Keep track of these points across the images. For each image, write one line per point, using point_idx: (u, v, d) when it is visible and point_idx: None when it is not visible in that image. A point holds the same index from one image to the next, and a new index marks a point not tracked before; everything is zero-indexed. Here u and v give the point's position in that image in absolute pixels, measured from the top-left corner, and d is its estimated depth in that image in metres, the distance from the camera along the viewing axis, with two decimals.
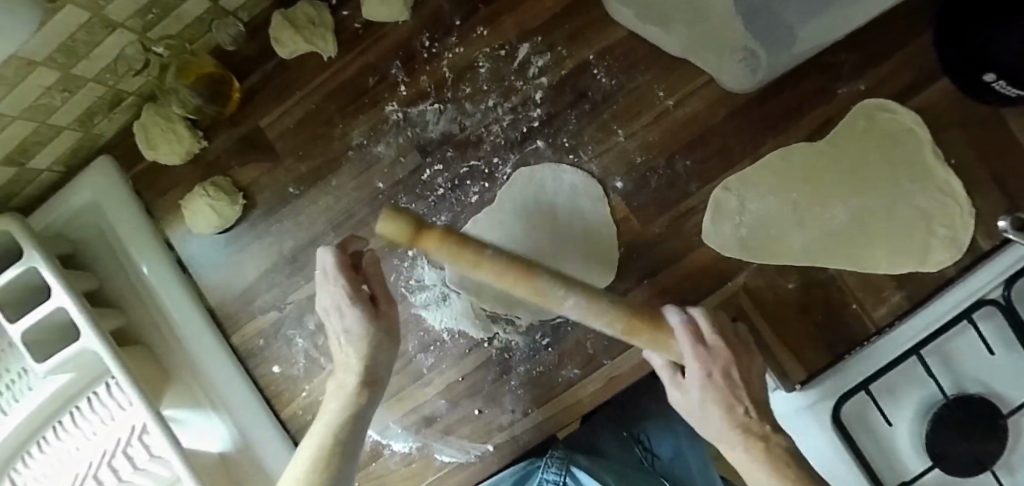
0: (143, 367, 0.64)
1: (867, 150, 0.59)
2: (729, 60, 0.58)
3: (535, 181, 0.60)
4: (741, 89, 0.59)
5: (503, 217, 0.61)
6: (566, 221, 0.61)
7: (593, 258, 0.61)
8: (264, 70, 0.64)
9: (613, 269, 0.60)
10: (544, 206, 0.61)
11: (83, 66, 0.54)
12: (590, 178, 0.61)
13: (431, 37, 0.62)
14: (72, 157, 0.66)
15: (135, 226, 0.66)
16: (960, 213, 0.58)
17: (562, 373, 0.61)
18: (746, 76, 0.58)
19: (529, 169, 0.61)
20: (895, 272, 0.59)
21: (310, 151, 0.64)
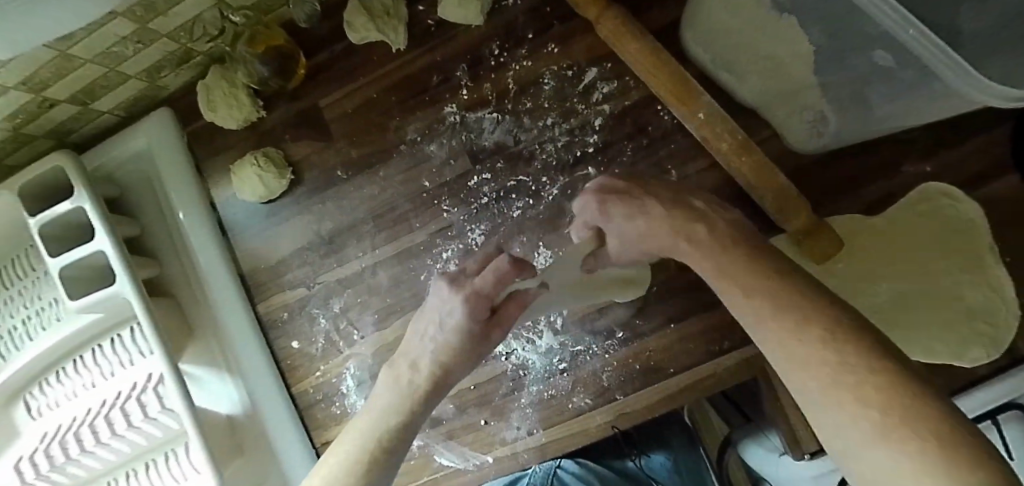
0: (169, 320, 0.65)
1: (920, 234, 0.58)
2: (797, 120, 0.57)
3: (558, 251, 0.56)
4: (805, 150, 0.58)
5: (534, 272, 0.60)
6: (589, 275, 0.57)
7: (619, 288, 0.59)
8: (332, 50, 0.65)
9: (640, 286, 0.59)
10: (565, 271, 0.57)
11: (159, 22, 0.56)
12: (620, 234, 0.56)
13: (501, 46, 0.62)
14: (135, 104, 0.68)
15: (182, 182, 0.68)
16: (1009, 315, 0.57)
17: (572, 400, 0.62)
18: (814, 138, 0.57)
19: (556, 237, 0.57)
20: (927, 361, 0.58)
21: (363, 138, 0.64)
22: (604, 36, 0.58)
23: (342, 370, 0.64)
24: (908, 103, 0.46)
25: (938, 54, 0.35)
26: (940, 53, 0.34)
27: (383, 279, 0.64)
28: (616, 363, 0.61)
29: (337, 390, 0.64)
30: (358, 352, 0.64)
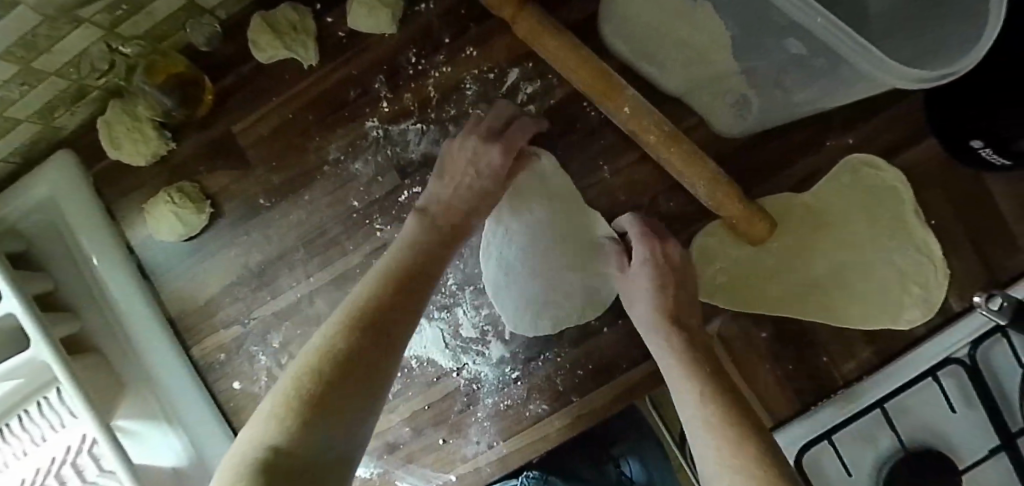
0: (96, 377, 0.61)
1: (850, 205, 0.59)
2: (721, 105, 0.58)
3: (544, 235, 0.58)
4: (730, 134, 0.58)
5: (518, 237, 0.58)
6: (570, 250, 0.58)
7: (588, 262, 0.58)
8: (240, 72, 0.61)
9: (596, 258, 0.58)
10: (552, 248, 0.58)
11: (44, 60, 0.50)
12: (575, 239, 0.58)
13: (418, 53, 0.60)
14: (30, 149, 0.62)
15: (96, 228, 0.63)
16: (935, 274, 0.59)
17: (529, 407, 0.60)
18: (740, 120, 0.57)
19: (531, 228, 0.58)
20: (866, 327, 0.59)
21: (284, 162, 0.61)
22: (522, 36, 0.56)
23: None
24: (824, 84, 0.47)
25: (848, 40, 0.35)
26: (853, 42, 0.35)
27: (321, 307, 0.61)
28: (568, 365, 0.60)
29: None
30: None
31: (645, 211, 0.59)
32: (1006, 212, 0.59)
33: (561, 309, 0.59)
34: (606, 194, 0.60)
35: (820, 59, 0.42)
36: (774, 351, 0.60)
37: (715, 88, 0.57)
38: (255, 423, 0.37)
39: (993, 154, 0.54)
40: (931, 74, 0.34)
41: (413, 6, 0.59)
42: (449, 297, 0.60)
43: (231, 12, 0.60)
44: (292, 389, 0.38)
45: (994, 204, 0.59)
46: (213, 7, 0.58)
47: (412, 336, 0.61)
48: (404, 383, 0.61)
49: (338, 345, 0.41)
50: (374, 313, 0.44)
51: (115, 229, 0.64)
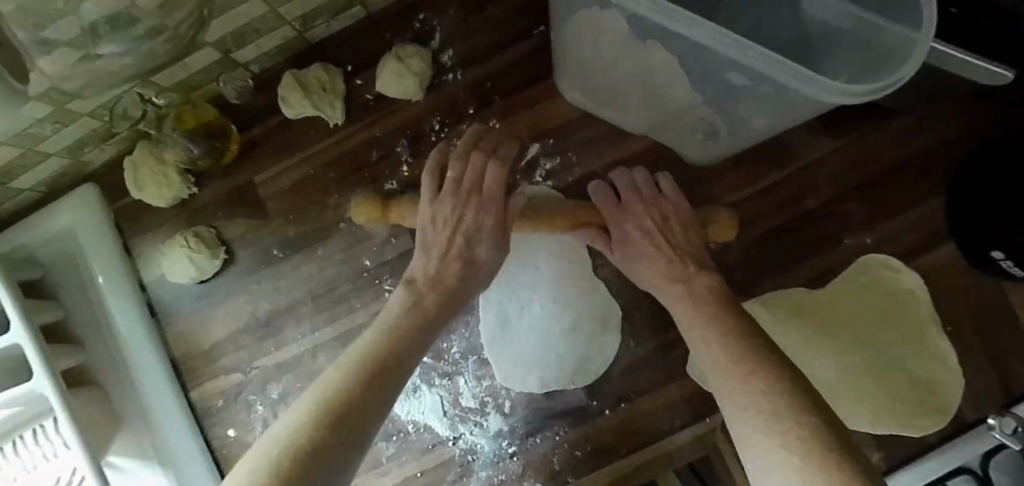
0: (93, 412, 0.60)
1: (864, 307, 0.58)
2: (689, 139, 0.56)
3: (557, 299, 0.59)
4: (703, 159, 0.58)
5: (537, 299, 0.59)
6: (575, 328, 0.59)
7: (590, 335, 0.59)
8: (267, 125, 0.62)
9: (603, 337, 0.59)
10: (564, 324, 0.59)
11: (80, 103, 0.52)
12: (593, 282, 0.60)
13: (442, 120, 0.61)
14: (57, 180, 0.63)
15: (112, 262, 0.64)
16: (948, 382, 0.57)
17: (523, 484, 0.59)
18: (709, 153, 0.57)
19: (552, 265, 0.59)
20: (877, 432, 0.58)
21: (301, 216, 0.62)
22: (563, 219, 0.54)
23: None
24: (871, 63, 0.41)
25: (781, 67, 0.36)
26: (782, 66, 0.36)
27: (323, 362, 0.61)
28: (566, 444, 0.59)
29: None
30: None
31: (656, 295, 0.59)
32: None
33: (564, 367, 0.58)
34: (617, 275, 0.60)
35: (767, 88, 0.41)
36: None
37: (677, 135, 0.56)
38: (259, 454, 0.32)
39: (1013, 265, 0.53)
40: (874, 88, 0.35)
41: (441, 75, 0.61)
42: (452, 364, 0.60)
43: (265, 67, 0.61)
44: (282, 434, 0.33)
45: (1011, 316, 0.58)
46: (247, 62, 0.59)
47: (411, 400, 0.60)
48: (398, 447, 0.60)
49: (346, 393, 0.36)
50: (364, 381, 0.38)
51: (131, 264, 0.65)
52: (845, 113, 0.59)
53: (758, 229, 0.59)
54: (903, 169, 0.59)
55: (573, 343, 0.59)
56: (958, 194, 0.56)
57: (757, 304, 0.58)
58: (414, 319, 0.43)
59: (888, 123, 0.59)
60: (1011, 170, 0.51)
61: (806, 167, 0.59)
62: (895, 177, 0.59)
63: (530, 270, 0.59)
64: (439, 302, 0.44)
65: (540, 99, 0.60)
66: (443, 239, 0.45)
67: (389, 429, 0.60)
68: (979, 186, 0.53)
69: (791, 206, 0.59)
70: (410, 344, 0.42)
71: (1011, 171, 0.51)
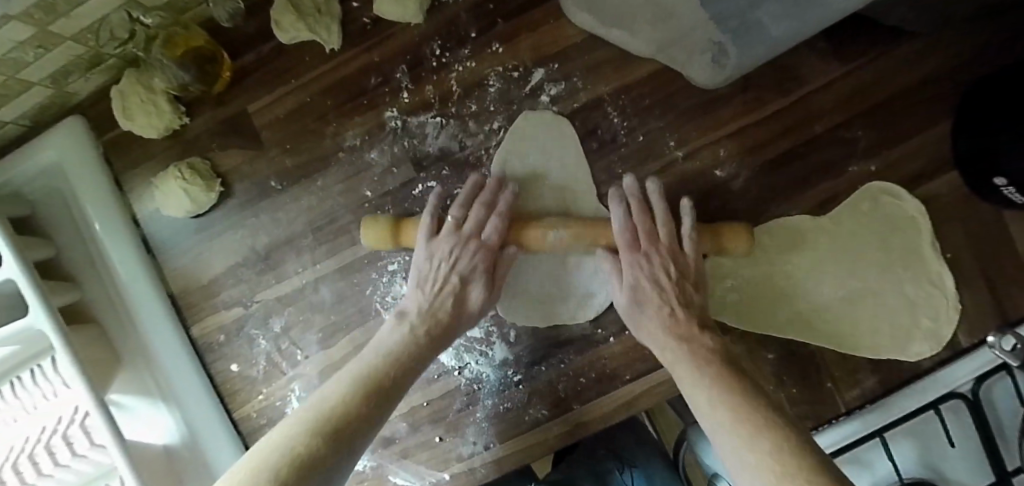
0: (93, 348, 0.59)
1: (866, 233, 0.59)
2: (698, 59, 0.57)
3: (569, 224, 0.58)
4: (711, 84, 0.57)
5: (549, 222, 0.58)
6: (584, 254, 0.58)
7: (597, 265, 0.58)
8: (260, 51, 0.60)
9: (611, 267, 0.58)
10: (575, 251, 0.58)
11: (63, 24, 0.49)
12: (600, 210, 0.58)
13: (443, 45, 0.59)
14: (40, 113, 0.60)
15: (103, 198, 0.62)
16: (946, 307, 0.58)
17: (529, 411, 0.60)
18: (714, 77, 0.57)
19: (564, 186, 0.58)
20: (875, 356, 0.59)
21: (298, 146, 0.60)
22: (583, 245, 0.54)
23: (286, 392, 0.62)
24: None
25: None
26: None
27: (326, 295, 0.61)
28: (571, 372, 0.60)
29: (282, 414, 0.62)
30: (304, 372, 0.61)
31: None
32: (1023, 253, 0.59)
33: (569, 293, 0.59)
34: None
35: None
36: (779, 374, 0.60)
37: (684, 53, 0.57)
38: (275, 436, 0.40)
39: (1016, 193, 0.53)
40: None
41: None
42: None
43: None
44: (285, 439, 0.39)
45: (1009, 241, 0.59)
46: None
47: None
48: None
49: (346, 408, 0.43)
50: (371, 393, 0.45)
51: (124, 201, 0.63)
52: (854, 36, 0.58)
53: (764, 155, 0.58)
54: (910, 93, 0.58)
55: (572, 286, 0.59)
56: (964, 122, 0.56)
57: (758, 231, 0.59)
58: (407, 346, 0.49)
59: (897, 47, 0.58)
60: (1012, 96, 0.51)
61: (813, 92, 0.58)
62: (902, 101, 0.58)
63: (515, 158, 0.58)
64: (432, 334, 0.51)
65: (544, 22, 0.58)
66: (439, 271, 0.52)
67: None
68: (987, 111, 0.53)
69: (797, 131, 0.58)
70: (405, 370, 0.48)
71: (1013, 97, 0.50)
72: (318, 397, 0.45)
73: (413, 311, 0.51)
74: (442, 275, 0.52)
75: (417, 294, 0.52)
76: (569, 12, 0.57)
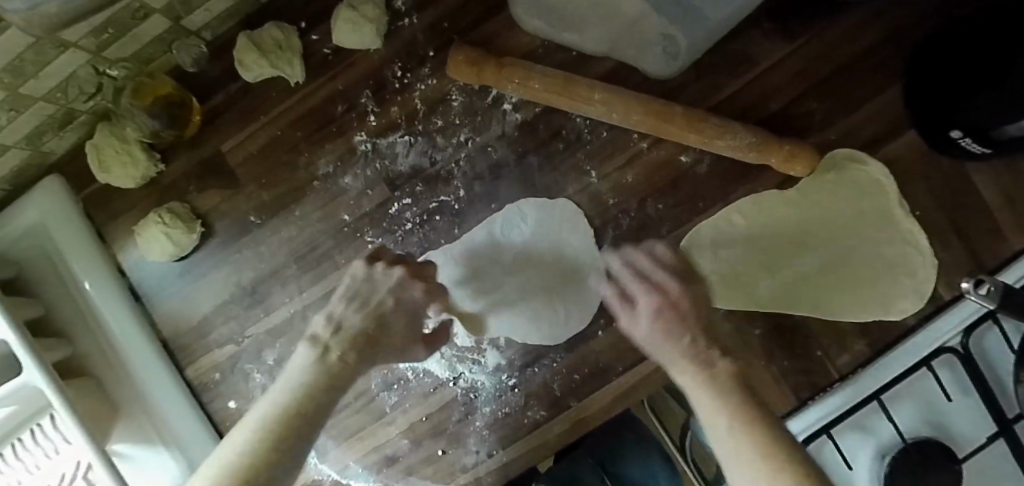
0: (89, 401, 0.59)
1: (834, 200, 0.60)
2: (650, 51, 0.59)
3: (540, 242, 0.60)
4: (664, 74, 0.59)
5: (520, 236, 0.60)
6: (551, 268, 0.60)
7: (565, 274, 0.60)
8: (227, 93, 0.62)
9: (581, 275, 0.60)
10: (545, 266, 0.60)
11: (31, 85, 0.50)
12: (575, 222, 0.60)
13: (403, 67, 0.61)
14: (18, 176, 0.61)
15: (86, 251, 0.62)
16: (921, 264, 0.59)
17: (528, 414, 0.60)
18: (663, 66, 0.59)
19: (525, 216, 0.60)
20: (858, 320, 0.60)
21: (274, 180, 0.61)
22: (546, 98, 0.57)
23: None
24: None
25: None
26: None
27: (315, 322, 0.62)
28: (565, 369, 0.60)
29: None
30: None
31: (635, 213, 0.60)
32: (990, 203, 0.60)
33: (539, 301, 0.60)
34: (593, 199, 0.60)
35: None
36: (768, 348, 0.61)
37: (639, 48, 0.59)
38: None
39: (973, 143, 0.54)
40: None
41: (397, 21, 0.60)
42: None
43: (217, 33, 0.61)
44: None
45: (977, 192, 0.60)
46: (199, 28, 0.59)
47: None
48: (401, 395, 0.61)
49: None
50: None
51: (108, 253, 0.64)
52: (797, 13, 0.60)
53: None
54: (860, 61, 0.60)
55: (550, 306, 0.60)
56: (918, 84, 0.57)
57: (730, 211, 0.60)
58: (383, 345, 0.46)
59: (839, 19, 0.60)
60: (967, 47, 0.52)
61: (765, 71, 0.60)
62: (853, 68, 0.60)
63: (515, 224, 0.60)
64: (347, 356, 0.44)
65: (498, 34, 0.60)
66: (422, 431, 0.61)
67: (390, 378, 0.61)
68: (936, 65, 0.54)
69: (753, 111, 0.60)
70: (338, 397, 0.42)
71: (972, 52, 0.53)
72: None
73: (397, 456, 0.61)
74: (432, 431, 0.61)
75: (399, 441, 0.61)
76: (521, 21, 0.59)
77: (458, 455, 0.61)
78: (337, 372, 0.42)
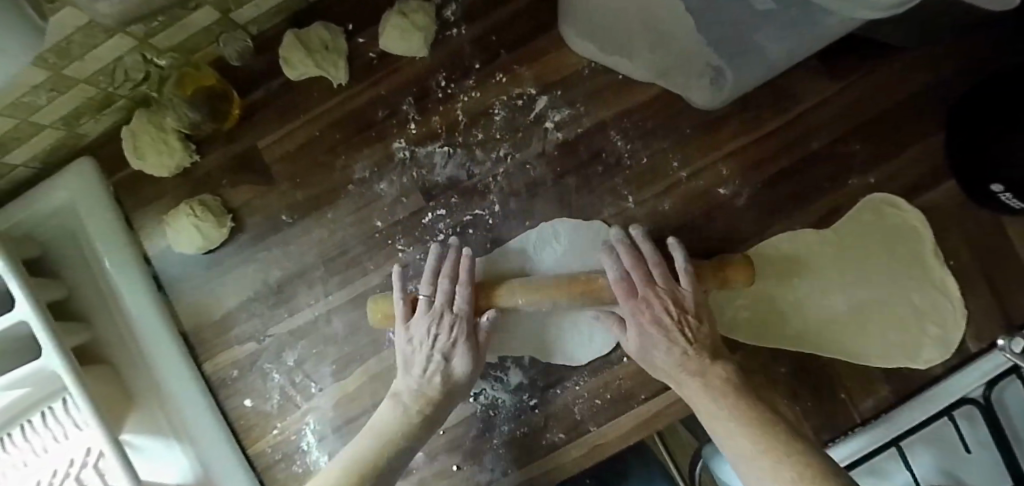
0: (105, 388, 0.59)
1: (872, 243, 0.60)
2: (696, 84, 0.58)
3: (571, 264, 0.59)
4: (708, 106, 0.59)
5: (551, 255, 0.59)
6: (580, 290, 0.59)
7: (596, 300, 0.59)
8: (268, 89, 0.61)
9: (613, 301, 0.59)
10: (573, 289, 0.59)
11: (77, 67, 0.50)
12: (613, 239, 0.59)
13: (447, 77, 0.60)
14: (51, 155, 0.60)
15: (112, 236, 0.62)
16: (953, 315, 0.59)
17: (546, 435, 0.60)
18: (711, 98, 0.58)
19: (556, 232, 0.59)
20: (886, 366, 0.59)
21: (308, 179, 0.61)
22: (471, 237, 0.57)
23: (301, 426, 0.61)
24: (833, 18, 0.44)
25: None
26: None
27: (339, 326, 0.61)
28: (587, 393, 0.60)
29: (296, 448, 0.61)
30: (317, 405, 0.61)
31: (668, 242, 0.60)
32: (1021, 257, 0.60)
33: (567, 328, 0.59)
34: (629, 224, 0.60)
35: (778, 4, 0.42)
36: (793, 387, 0.60)
37: (688, 76, 0.57)
38: None
39: (1013, 198, 0.53)
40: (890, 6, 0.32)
41: (445, 30, 0.60)
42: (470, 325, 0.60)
43: (264, 29, 0.60)
44: None
45: (1011, 247, 0.60)
46: (246, 23, 0.58)
47: None
48: None
49: None
50: None
51: (134, 239, 0.63)
52: (845, 55, 0.60)
53: (765, 172, 0.60)
54: (903, 106, 0.60)
55: (576, 328, 0.59)
56: (959, 136, 0.57)
57: (765, 246, 0.60)
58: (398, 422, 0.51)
59: (885, 64, 0.60)
60: (1003, 100, 0.52)
61: (809, 109, 0.60)
62: (897, 113, 0.60)
63: (547, 243, 0.59)
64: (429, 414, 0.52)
65: (545, 52, 0.60)
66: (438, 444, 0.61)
67: None
68: (975, 119, 0.55)
69: (795, 148, 0.60)
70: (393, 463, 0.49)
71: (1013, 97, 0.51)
72: None
73: (411, 468, 0.61)
74: (449, 445, 0.60)
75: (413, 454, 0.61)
76: (570, 41, 0.59)
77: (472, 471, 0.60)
78: (403, 432, 0.50)
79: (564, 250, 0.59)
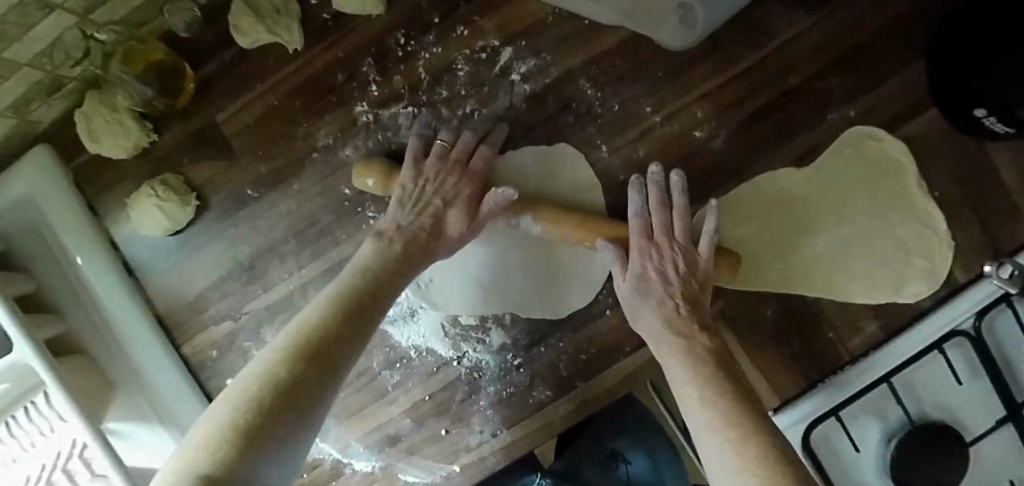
0: (82, 378, 0.58)
1: (852, 177, 0.58)
2: (668, 22, 0.55)
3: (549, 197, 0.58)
4: (684, 45, 0.56)
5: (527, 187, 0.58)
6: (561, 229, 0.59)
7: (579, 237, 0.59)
8: (222, 59, 0.59)
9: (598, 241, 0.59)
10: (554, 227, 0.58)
11: (15, 50, 0.48)
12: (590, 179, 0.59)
13: (407, 34, 0.58)
14: (6, 146, 0.59)
15: (76, 224, 0.60)
16: (939, 247, 0.58)
17: (533, 394, 0.59)
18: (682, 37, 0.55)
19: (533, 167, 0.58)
20: (871, 302, 0.59)
21: (271, 151, 0.59)
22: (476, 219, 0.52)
23: None
24: None
25: None
26: None
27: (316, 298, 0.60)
28: (571, 349, 0.59)
29: None
30: None
31: None
32: (1008, 182, 0.58)
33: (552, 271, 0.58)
34: (605, 175, 0.59)
35: None
36: (778, 329, 0.60)
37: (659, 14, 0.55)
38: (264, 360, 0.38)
39: (997, 121, 0.51)
40: None
41: None
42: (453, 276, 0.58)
43: None
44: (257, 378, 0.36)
45: (997, 172, 0.58)
46: None
47: (410, 325, 0.60)
48: (404, 374, 0.60)
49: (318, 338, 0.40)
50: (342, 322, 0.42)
51: (101, 226, 0.62)
52: None
53: (741, 111, 0.58)
54: (882, 33, 0.58)
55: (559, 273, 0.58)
56: (941, 61, 0.54)
57: (744, 189, 0.58)
58: (391, 260, 0.48)
59: None
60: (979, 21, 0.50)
61: (784, 43, 0.58)
62: (875, 41, 0.58)
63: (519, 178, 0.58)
64: (410, 249, 0.49)
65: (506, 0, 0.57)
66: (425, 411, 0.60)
67: (392, 357, 0.60)
68: (955, 42, 0.52)
69: (771, 85, 0.58)
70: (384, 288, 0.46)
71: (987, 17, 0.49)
72: (258, 365, 0.38)
73: (400, 436, 0.61)
74: (436, 410, 0.60)
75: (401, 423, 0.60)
76: None
77: (461, 434, 0.60)
78: (366, 290, 0.45)
79: (536, 182, 0.58)
